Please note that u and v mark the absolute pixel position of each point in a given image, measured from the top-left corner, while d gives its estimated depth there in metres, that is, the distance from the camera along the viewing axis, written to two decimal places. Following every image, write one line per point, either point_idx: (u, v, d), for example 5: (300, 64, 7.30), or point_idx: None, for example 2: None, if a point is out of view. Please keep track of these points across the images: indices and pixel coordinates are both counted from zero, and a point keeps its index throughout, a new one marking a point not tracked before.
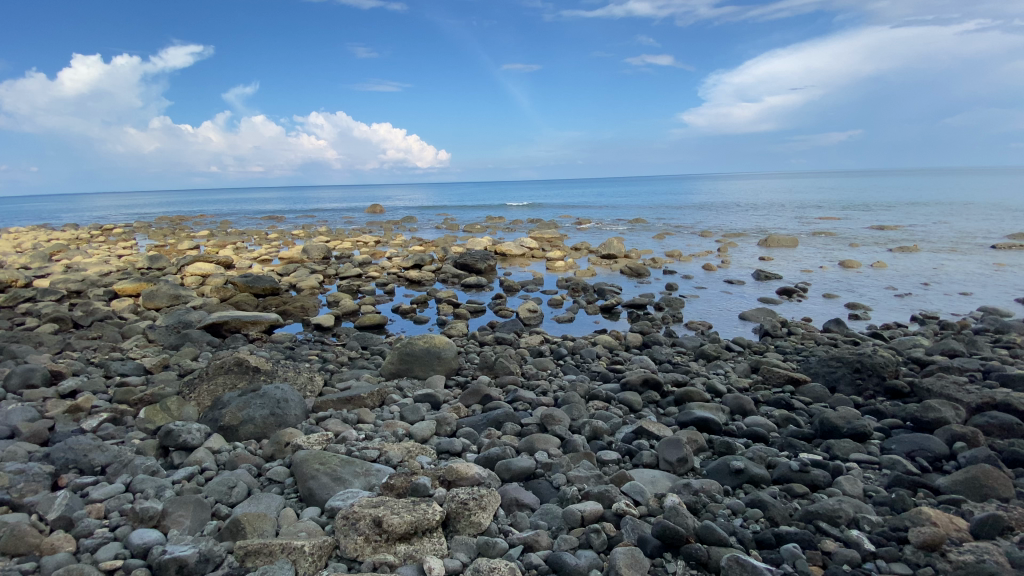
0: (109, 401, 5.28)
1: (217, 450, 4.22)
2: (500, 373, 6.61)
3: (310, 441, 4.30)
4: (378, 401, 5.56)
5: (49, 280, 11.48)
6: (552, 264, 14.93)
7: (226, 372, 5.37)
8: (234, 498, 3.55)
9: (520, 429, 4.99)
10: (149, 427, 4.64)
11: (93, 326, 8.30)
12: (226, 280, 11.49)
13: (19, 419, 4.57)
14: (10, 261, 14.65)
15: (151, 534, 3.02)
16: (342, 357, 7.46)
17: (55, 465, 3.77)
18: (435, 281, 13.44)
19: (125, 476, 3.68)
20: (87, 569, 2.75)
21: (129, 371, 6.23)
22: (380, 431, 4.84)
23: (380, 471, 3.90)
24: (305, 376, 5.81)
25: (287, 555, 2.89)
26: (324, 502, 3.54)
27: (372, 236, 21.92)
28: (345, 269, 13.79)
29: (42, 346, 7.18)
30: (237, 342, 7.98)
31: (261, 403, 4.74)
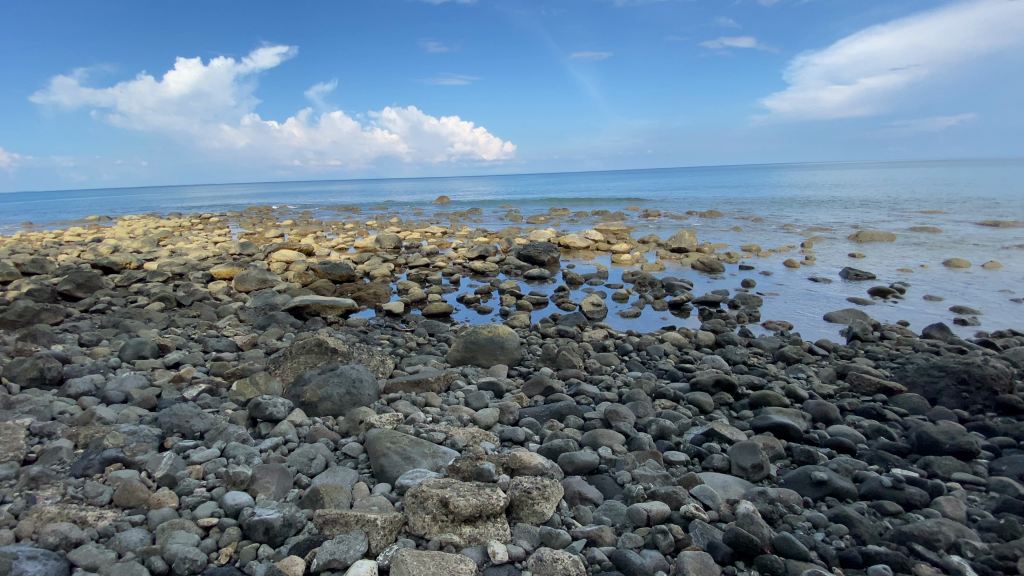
0: (206, 373, 5.81)
1: (299, 424, 4.52)
2: (564, 366, 6.57)
3: (381, 420, 4.50)
4: (444, 385, 5.72)
5: (157, 263, 12.79)
6: (618, 257, 14.57)
7: (307, 351, 5.74)
8: (314, 469, 3.79)
9: (583, 423, 4.94)
10: (240, 398, 5.05)
11: (193, 306, 9.15)
12: (307, 266, 12.27)
13: (133, 385, 5.14)
14: (126, 245, 16.48)
15: (241, 495, 3.28)
16: (410, 343, 7.73)
17: (163, 428, 4.19)
18: (499, 272, 13.56)
19: (220, 442, 4.03)
20: (187, 524, 3.02)
21: (223, 347, 6.81)
22: (445, 415, 4.96)
23: (446, 453, 4.02)
24: (378, 359, 6.10)
25: (361, 527, 3.02)
26: (394, 479, 3.69)
27: (438, 227, 22.49)
28: (414, 258, 14.27)
29: (151, 322, 8.01)
30: (315, 325, 8.49)
31: (338, 382, 5.02)
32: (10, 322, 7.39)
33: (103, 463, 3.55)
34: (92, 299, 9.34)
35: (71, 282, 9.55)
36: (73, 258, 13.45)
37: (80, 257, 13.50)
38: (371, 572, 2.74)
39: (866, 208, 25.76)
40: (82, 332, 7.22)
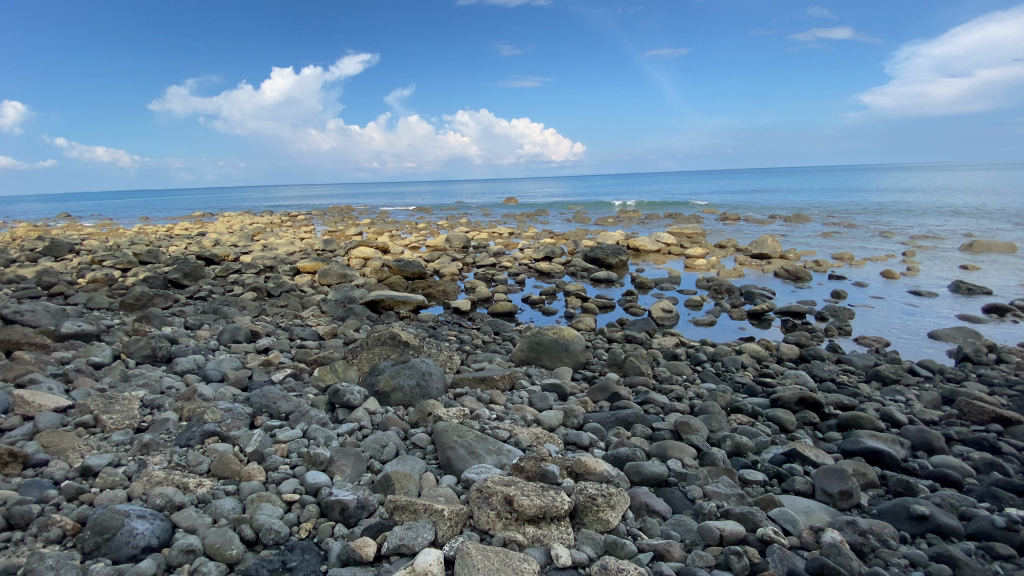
0: (291, 359, 6.25)
1: (373, 412, 4.74)
2: (631, 373, 6.39)
3: (449, 414, 4.62)
4: (509, 384, 5.76)
5: (251, 256, 13.95)
6: (691, 262, 13.98)
7: (381, 344, 6.01)
8: (385, 456, 3.96)
9: (651, 433, 4.79)
10: (320, 384, 5.38)
11: (280, 297, 9.88)
12: (382, 263, 12.87)
13: (229, 367, 5.63)
14: (225, 239, 18.12)
15: (320, 475, 3.49)
16: (476, 341, 7.86)
17: (253, 407, 4.56)
18: (565, 273, 13.47)
19: (303, 424, 4.31)
20: (273, 498, 3.23)
21: (305, 336, 7.29)
22: (510, 413, 4.99)
23: (511, 452, 4.05)
24: (446, 354, 6.26)
25: (428, 516, 3.11)
26: (460, 473, 3.76)
27: (506, 228, 22.75)
28: (482, 258, 14.52)
29: (244, 309, 8.75)
30: (388, 319, 8.86)
31: (409, 374, 5.22)
32: (130, 305, 8.35)
33: (203, 436, 3.90)
34: (196, 287, 10.35)
35: (180, 271, 10.63)
36: (182, 250, 15.01)
37: (187, 249, 15.02)
38: (438, 561, 2.78)
39: (982, 215, 22.92)
40: (187, 316, 8.02)
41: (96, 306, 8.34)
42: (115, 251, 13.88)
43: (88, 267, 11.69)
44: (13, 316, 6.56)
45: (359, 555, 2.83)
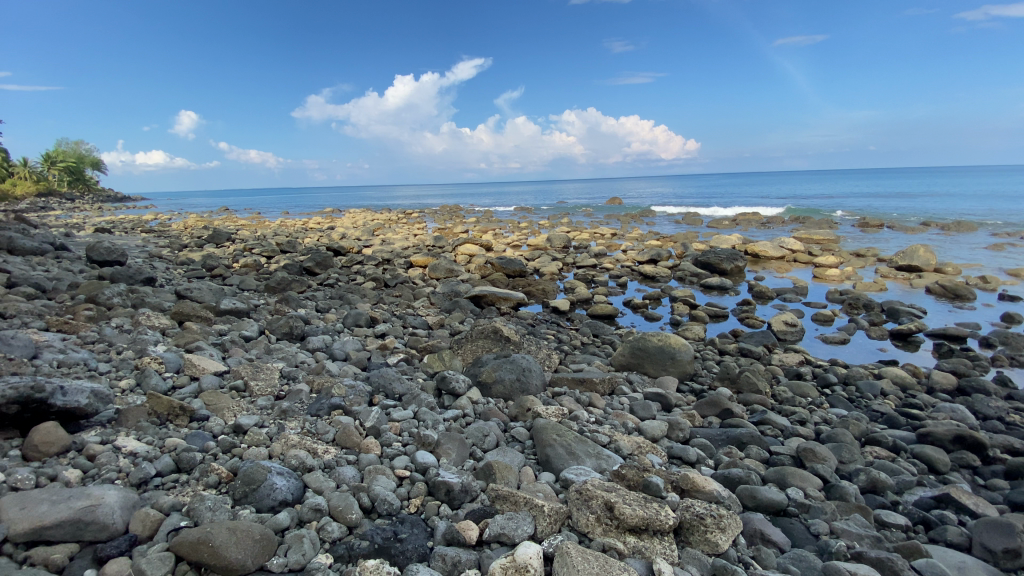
0: (404, 345, 6.71)
1: (476, 402, 4.92)
2: (745, 390, 5.92)
3: (548, 412, 4.64)
4: (609, 389, 5.64)
5: (371, 249, 15.23)
6: (821, 272, 12.60)
7: (485, 337, 6.23)
8: (486, 445, 4.09)
9: (767, 457, 4.40)
10: (428, 370, 5.71)
11: (395, 288, 10.63)
12: (486, 260, 13.31)
13: (351, 348, 6.19)
14: (349, 233, 19.98)
15: (428, 456, 3.70)
16: (575, 342, 7.80)
17: (371, 386, 4.97)
18: (672, 278, 12.84)
19: (413, 406, 4.61)
20: (386, 472, 3.47)
21: (416, 325, 7.77)
22: (610, 418, 4.88)
23: (611, 458, 3.96)
24: (545, 352, 6.32)
25: (528, 509, 3.14)
26: (558, 471, 3.76)
27: (610, 228, 22.32)
28: (583, 258, 14.40)
29: (365, 297, 9.56)
30: (490, 314, 9.13)
31: (511, 368, 5.33)
32: (273, 288, 9.53)
33: (329, 408, 4.33)
34: (325, 274, 11.53)
35: (313, 260, 11.91)
36: (314, 241, 16.83)
37: (318, 241, 16.77)
38: (538, 555, 2.78)
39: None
40: (317, 300, 8.94)
41: (247, 287, 9.64)
42: (263, 241, 15.96)
43: (242, 254, 13.58)
44: (186, 292, 7.81)
45: (463, 537, 2.93)
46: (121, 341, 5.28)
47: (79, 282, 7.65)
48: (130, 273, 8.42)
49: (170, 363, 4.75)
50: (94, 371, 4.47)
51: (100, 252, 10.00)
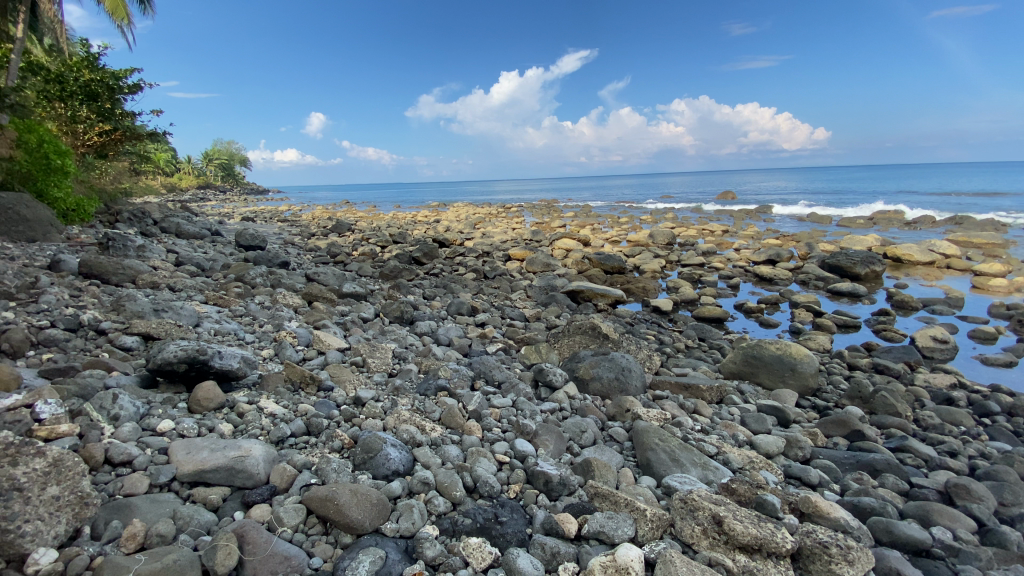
0: (503, 335, 6.88)
1: (573, 397, 4.89)
2: (880, 411, 5.24)
3: (649, 415, 4.48)
4: (717, 397, 5.30)
5: (472, 241, 15.80)
6: (982, 283, 10.72)
7: (584, 333, 6.17)
8: (584, 441, 4.06)
9: (906, 489, 3.86)
10: (526, 361, 5.79)
11: (494, 280, 10.92)
12: (584, 255, 13.16)
13: (454, 335, 6.48)
14: (452, 226, 20.92)
15: (527, 445, 3.76)
16: (678, 344, 7.43)
17: (473, 372, 5.16)
18: (792, 282, 11.70)
19: (512, 395, 4.71)
20: (488, 456, 3.59)
21: (514, 316, 7.93)
22: (717, 428, 4.58)
23: (718, 470, 3.72)
24: (646, 353, 6.11)
25: (629, 511, 3.06)
26: (660, 477, 3.62)
27: (719, 226, 20.91)
28: (688, 256, 13.67)
29: (466, 287, 9.96)
30: (588, 310, 9.03)
31: (610, 366, 5.23)
32: (386, 275, 10.29)
33: (435, 389, 4.59)
34: (431, 264, 12.19)
35: (420, 251, 12.64)
36: (421, 233, 17.85)
37: (425, 233, 17.77)
38: (639, 559, 2.70)
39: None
40: (424, 288, 9.47)
41: (363, 273, 10.50)
42: (377, 232, 17.28)
43: (359, 243, 14.82)
44: (314, 275, 8.71)
45: (561, 529, 2.93)
46: (263, 316, 6.02)
47: (230, 263, 8.84)
48: (270, 258, 9.59)
49: (301, 337, 5.33)
50: (242, 339, 5.14)
51: (246, 238, 11.51)
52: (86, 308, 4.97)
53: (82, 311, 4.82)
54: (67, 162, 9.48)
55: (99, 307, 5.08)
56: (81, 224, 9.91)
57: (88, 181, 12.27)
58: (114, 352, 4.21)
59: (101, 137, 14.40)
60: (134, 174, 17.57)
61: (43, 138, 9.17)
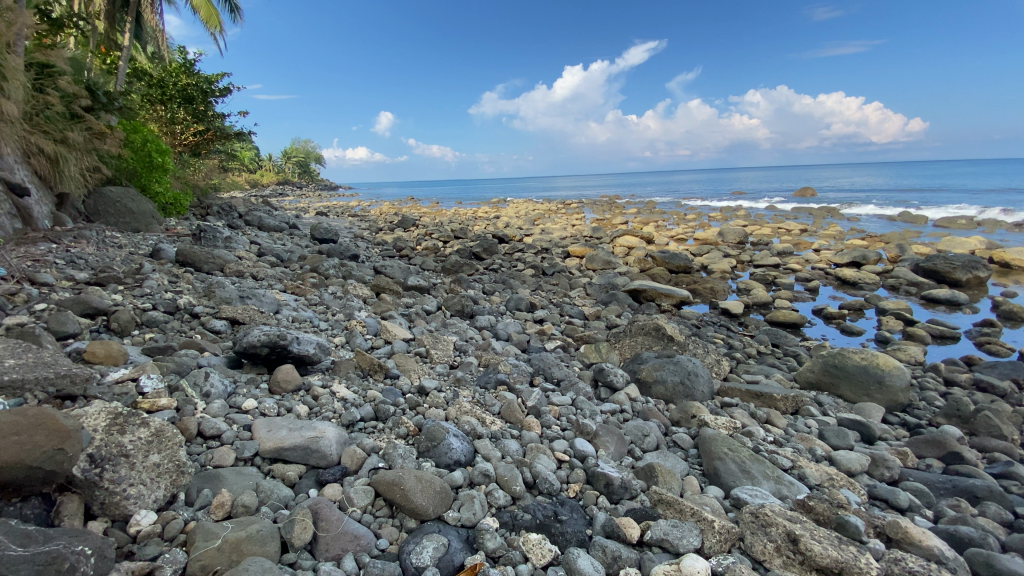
0: (562, 333, 6.83)
1: (635, 399, 4.77)
2: (982, 433, 4.71)
3: (716, 422, 4.28)
4: (791, 408, 4.97)
5: (532, 237, 15.80)
6: None
7: (647, 334, 6.00)
8: (647, 445, 3.95)
9: (1014, 522, 3.45)
10: (586, 360, 5.72)
11: (553, 276, 10.85)
12: (647, 253, 12.79)
13: (513, 330, 6.52)
14: (512, 222, 21.03)
15: (587, 445, 3.71)
16: (749, 349, 7.05)
17: (533, 368, 5.16)
18: (880, 287, 10.76)
19: (573, 393, 4.67)
20: (547, 453, 3.57)
21: (573, 314, 7.85)
22: (791, 441, 4.30)
23: (793, 485, 3.49)
24: (714, 357, 5.84)
25: (695, 521, 2.94)
26: (727, 487, 3.45)
27: (796, 224, 19.56)
28: (761, 257, 12.92)
29: (525, 283, 9.98)
30: (650, 310, 8.77)
31: (675, 370, 5.05)
32: (447, 269, 10.52)
33: (495, 383, 4.64)
34: (491, 260, 12.32)
35: (481, 246, 12.81)
36: (482, 228, 18.09)
37: (485, 228, 17.99)
38: (706, 572, 2.59)
39: None
40: (484, 283, 9.59)
41: (426, 267, 10.79)
42: (439, 227, 17.69)
43: (423, 238, 15.25)
44: (381, 268, 9.06)
45: (623, 533, 2.86)
46: (335, 305, 6.35)
47: (305, 255, 9.38)
48: (341, 250, 10.07)
49: (369, 326, 5.56)
50: (317, 326, 5.44)
51: (320, 231, 12.17)
52: (182, 293, 5.45)
53: (179, 296, 5.28)
54: (167, 159, 10.37)
55: (193, 292, 5.56)
56: (178, 217, 10.89)
57: (184, 177, 13.43)
58: (205, 334, 4.59)
59: (196, 136, 15.72)
60: (222, 171, 19.05)
61: (146, 138, 10.02)
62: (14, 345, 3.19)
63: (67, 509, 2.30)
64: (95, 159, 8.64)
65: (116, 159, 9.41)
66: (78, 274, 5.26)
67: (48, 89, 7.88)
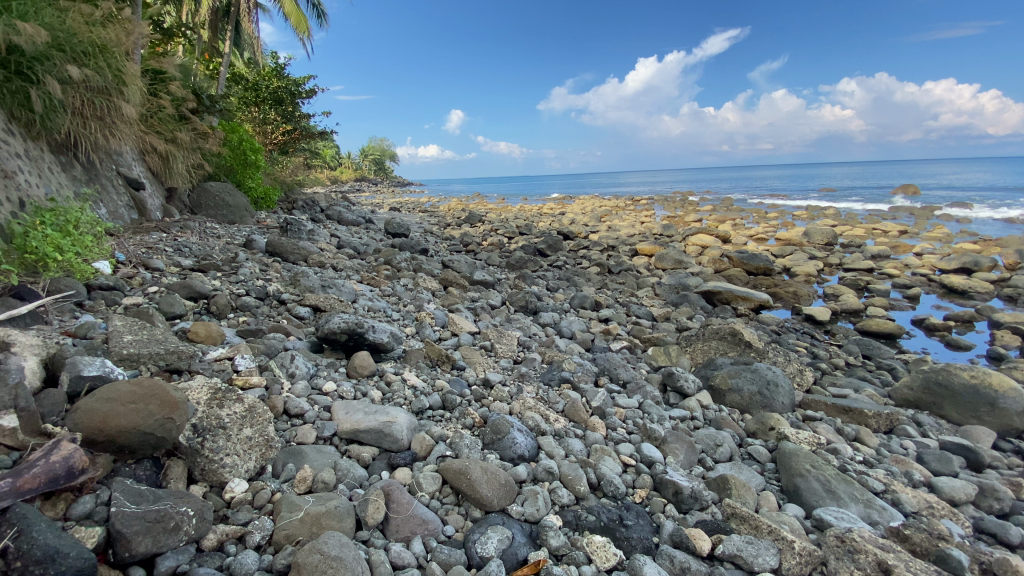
0: (629, 333, 6.67)
1: (706, 406, 4.57)
2: None
3: (797, 436, 4.00)
4: (885, 426, 4.54)
5: (598, 235, 15.56)
6: None
7: (721, 338, 5.71)
8: (719, 455, 3.76)
9: None
10: (653, 362, 5.55)
11: (620, 274, 10.62)
12: (722, 253, 12.17)
13: (578, 328, 6.45)
14: (579, 218, 20.80)
15: (654, 450, 3.59)
16: (836, 360, 6.51)
17: (599, 367, 5.09)
18: (996, 297, 9.54)
19: (639, 396, 4.55)
20: (613, 455, 3.50)
21: (641, 314, 7.65)
22: (884, 462, 3.93)
23: (885, 511, 3.19)
24: (795, 367, 5.46)
25: (772, 539, 2.77)
26: (809, 507, 3.22)
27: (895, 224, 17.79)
28: (852, 260, 11.89)
29: (591, 281, 9.84)
30: (724, 313, 8.35)
31: (752, 378, 4.77)
32: (513, 265, 10.60)
33: (560, 381, 4.62)
34: (555, 256, 12.26)
35: (546, 243, 12.78)
36: (547, 225, 18.03)
37: (551, 225, 17.93)
38: None
39: None
40: (548, 280, 9.57)
41: (492, 262, 10.94)
42: (505, 223, 17.84)
43: (489, 233, 15.47)
44: (449, 262, 9.29)
45: (693, 545, 2.74)
46: (406, 296, 6.59)
47: (379, 248, 9.82)
48: (412, 244, 10.44)
49: (438, 318, 5.73)
50: (389, 316, 5.68)
51: (393, 226, 12.69)
52: (270, 281, 5.88)
53: (268, 283, 5.70)
54: (259, 157, 11.27)
55: (281, 281, 5.99)
56: (267, 211, 11.78)
57: (273, 174, 14.49)
58: (291, 320, 4.94)
59: (284, 136, 16.90)
60: (306, 167, 20.34)
61: (242, 137, 10.91)
62: (132, 323, 3.58)
63: (173, 472, 2.55)
64: (198, 157, 9.55)
65: (216, 157, 10.31)
66: (184, 261, 5.83)
67: (161, 93, 8.57)
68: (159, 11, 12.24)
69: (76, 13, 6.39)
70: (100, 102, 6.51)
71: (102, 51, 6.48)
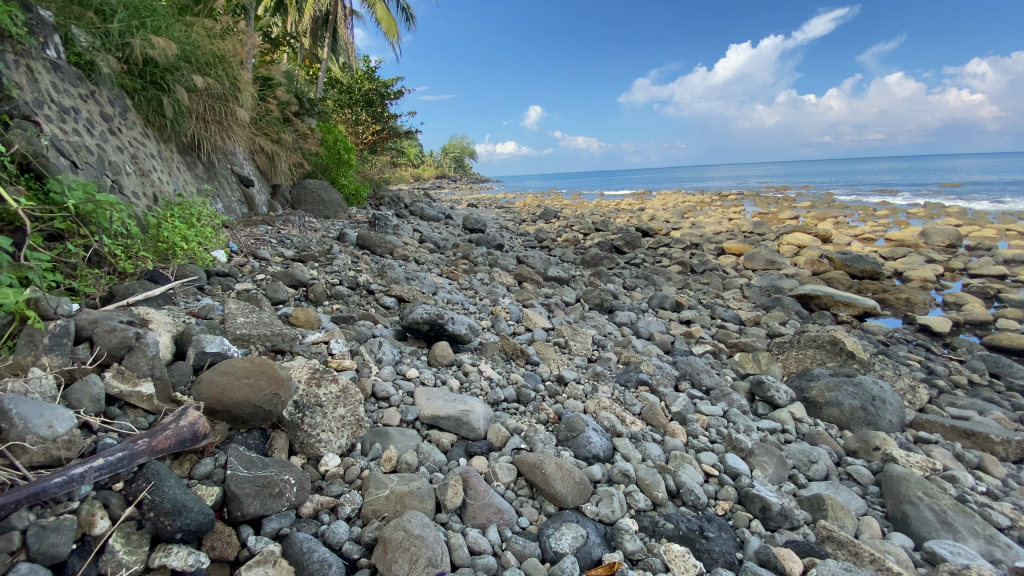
0: (712, 337, 6.34)
1: (799, 418, 4.24)
2: None
3: (907, 459, 3.60)
4: (1018, 456, 3.96)
5: (679, 232, 14.93)
6: None
7: (819, 346, 5.27)
8: (813, 473, 3.48)
9: None
10: (739, 369, 5.25)
11: (703, 275, 10.12)
12: (820, 254, 11.20)
13: (657, 329, 6.24)
14: (659, 215, 20.06)
15: (740, 462, 3.40)
16: (957, 377, 5.77)
17: (679, 371, 4.90)
18: None
19: (723, 404, 4.32)
20: (693, 463, 3.35)
21: (726, 317, 7.25)
22: (1014, 497, 3.44)
23: (1016, 551, 2.80)
24: (906, 384, 4.91)
25: (875, 569, 2.53)
26: (919, 538, 2.89)
27: None
28: (980, 265, 10.45)
29: (671, 280, 9.47)
30: (821, 319, 7.70)
31: (854, 392, 4.36)
32: (589, 262, 10.47)
33: (637, 382, 4.50)
34: (633, 254, 11.94)
35: (623, 240, 12.48)
36: (626, 221, 17.60)
37: (630, 222, 17.46)
38: None
39: None
40: (625, 278, 9.35)
41: (568, 259, 10.87)
42: (582, 219, 17.63)
43: (565, 230, 15.38)
44: (526, 258, 9.36)
45: (781, 565, 2.57)
46: (483, 291, 6.74)
47: (458, 242, 10.11)
48: (489, 240, 10.65)
49: (514, 314, 5.81)
50: (467, 309, 5.84)
51: (472, 222, 13.02)
52: (360, 272, 6.27)
53: (358, 274, 6.09)
54: (351, 156, 12.02)
55: (369, 272, 6.38)
56: (357, 206, 12.54)
57: (364, 171, 15.39)
58: (377, 309, 5.24)
59: (373, 136, 17.88)
60: (392, 165, 21.38)
61: (336, 137, 11.68)
62: (244, 306, 3.98)
63: (277, 443, 2.80)
64: (299, 156, 10.36)
65: (314, 156, 11.14)
66: (286, 251, 6.38)
67: (269, 97, 9.46)
68: (268, 23, 13.40)
69: (200, 27, 7.17)
70: (220, 107, 7.32)
71: (221, 61, 7.24)
